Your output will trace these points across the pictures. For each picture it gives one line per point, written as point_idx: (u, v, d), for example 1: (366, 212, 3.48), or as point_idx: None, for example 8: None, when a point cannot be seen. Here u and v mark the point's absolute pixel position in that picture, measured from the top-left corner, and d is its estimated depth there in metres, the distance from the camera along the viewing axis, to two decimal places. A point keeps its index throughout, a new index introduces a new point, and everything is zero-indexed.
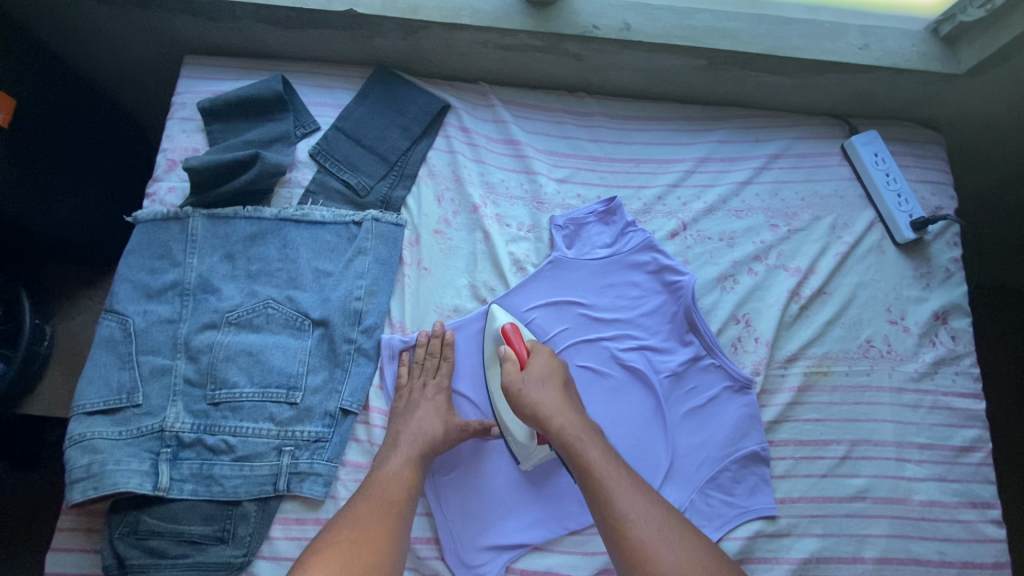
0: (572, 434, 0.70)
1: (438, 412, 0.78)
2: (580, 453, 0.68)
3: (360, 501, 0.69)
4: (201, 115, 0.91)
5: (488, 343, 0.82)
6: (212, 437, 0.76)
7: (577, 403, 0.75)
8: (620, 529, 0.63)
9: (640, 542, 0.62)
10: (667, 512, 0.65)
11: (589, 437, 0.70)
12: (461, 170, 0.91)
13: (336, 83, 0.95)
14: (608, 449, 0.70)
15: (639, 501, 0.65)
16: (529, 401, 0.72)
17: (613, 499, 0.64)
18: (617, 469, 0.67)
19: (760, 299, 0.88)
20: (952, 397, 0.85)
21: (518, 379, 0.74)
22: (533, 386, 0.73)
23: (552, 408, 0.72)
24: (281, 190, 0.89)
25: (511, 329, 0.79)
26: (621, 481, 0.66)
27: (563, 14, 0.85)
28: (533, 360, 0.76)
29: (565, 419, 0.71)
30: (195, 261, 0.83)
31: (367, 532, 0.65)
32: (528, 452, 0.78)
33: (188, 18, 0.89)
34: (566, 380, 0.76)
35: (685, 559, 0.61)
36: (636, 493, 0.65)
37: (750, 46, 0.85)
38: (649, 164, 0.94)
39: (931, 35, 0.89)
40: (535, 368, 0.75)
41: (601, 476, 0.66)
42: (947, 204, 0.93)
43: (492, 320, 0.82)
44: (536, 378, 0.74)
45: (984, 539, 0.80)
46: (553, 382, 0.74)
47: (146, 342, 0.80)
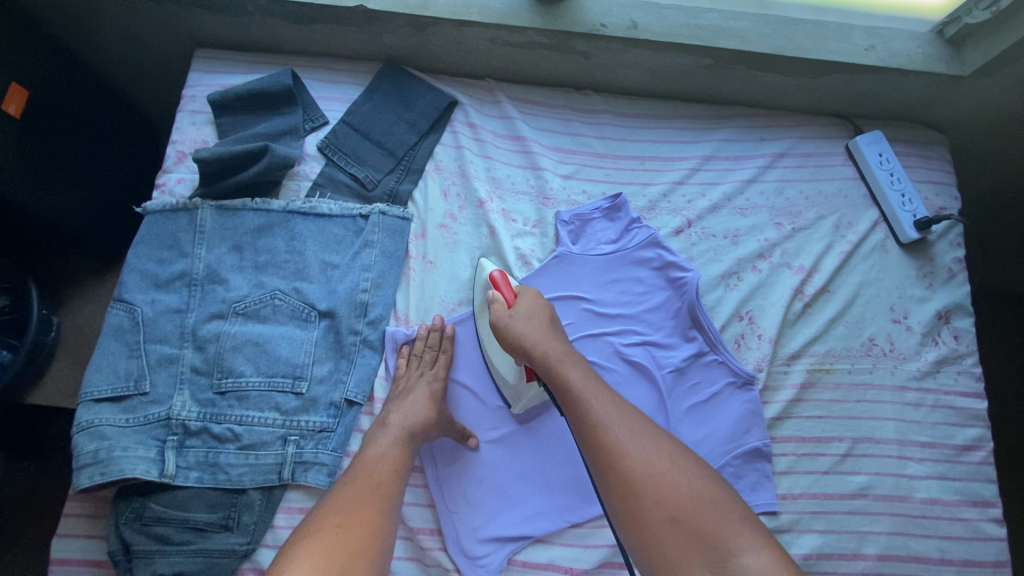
0: (553, 358, 0.69)
1: (428, 395, 0.77)
2: (560, 372, 0.67)
3: (347, 487, 0.66)
4: (211, 108, 0.92)
5: (479, 292, 0.84)
6: (218, 425, 0.77)
7: (562, 336, 0.74)
8: (595, 436, 0.61)
9: (615, 447, 0.60)
10: (648, 425, 0.63)
11: (571, 360, 0.69)
12: (468, 165, 0.92)
13: (345, 79, 0.96)
14: (588, 372, 0.69)
15: (618, 412, 0.63)
16: (513, 332, 0.72)
17: (589, 408, 0.63)
18: (596, 386, 0.66)
19: (764, 297, 0.88)
20: (954, 396, 0.85)
21: (504, 316, 0.73)
22: (515, 317, 0.73)
23: (535, 338, 0.71)
24: (290, 183, 0.90)
25: (499, 275, 0.78)
26: (598, 393, 0.65)
27: (571, 12, 0.86)
28: (520, 301, 0.75)
29: (548, 345, 0.70)
30: (203, 252, 0.84)
31: (354, 514, 0.63)
32: (518, 395, 0.80)
33: (200, 12, 0.90)
34: (553, 318, 0.75)
35: (663, 465, 0.59)
36: (614, 406, 0.64)
37: (757, 46, 0.86)
38: (654, 162, 0.95)
39: (936, 38, 0.90)
40: (523, 305, 0.74)
41: (578, 390, 0.65)
42: (950, 205, 0.93)
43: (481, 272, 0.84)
44: (520, 312, 0.73)
45: (986, 537, 0.80)
46: (538, 318, 0.73)
47: (154, 331, 0.80)
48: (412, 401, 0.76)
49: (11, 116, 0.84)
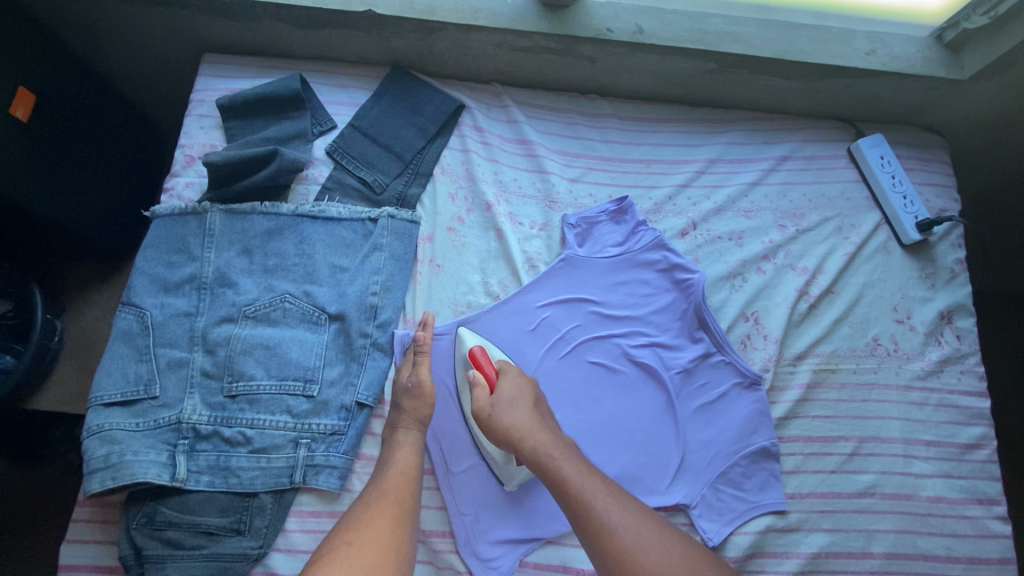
0: (544, 450, 0.71)
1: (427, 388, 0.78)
2: (555, 468, 0.69)
3: (361, 505, 0.69)
4: (219, 112, 0.92)
5: (458, 368, 0.82)
6: (229, 429, 0.77)
7: (549, 419, 0.76)
8: (603, 538, 0.65)
9: (625, 550, 0.64)
10: (644, 511, 0.69)
11: (562, 452, 0.71)
12: (475, 169, 0.93)
13: (352, 83, 0.97)
14: (581, 462, 0.71)
15: (618, 506, 0.67)
16: (502, 421, 0.73)
17: (593, 507, 0.66)
18: (591, 479, 0.69)
19: (769, 298, 0.89)
20: (957, 395, 0.86)
21: (491, 404, 0.75)
22: (503, 408, 0.74)
23: (524, 429, 0.73)
24: (298, 187, 0.91)
25: (477, 351, 0.79)
26: (597, 488, 0.68)
27: (578, 17, 0.87)
28: (501, 382, 0.77)
29: (537, 438, 0.72)
30: (212, 255, 0.84)
31: (371, 531, 0.66)
32: (507, 471, 0.78)
33: (208, 17, 0.91)
34: (536, 398, 0.77)
35: (668, 555, 0.65)
36: (613, 498, 0.68)
37: (759, 51, 0.87)
38: (659, 165, 0.96)
39: (935, 42, 0.91)
40: (504, 391, 0.76)
41: (577, 490, 0.68)
42: (951, 206, 0.95)
43: (459, 345, 0.82)
44: (506, 398, 0.75)
45: (991, 535, 0.81)
46: (522, 403, 0.75)
47: (164, 335, 0.80)
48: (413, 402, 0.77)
49: (19, 120, 0.84)
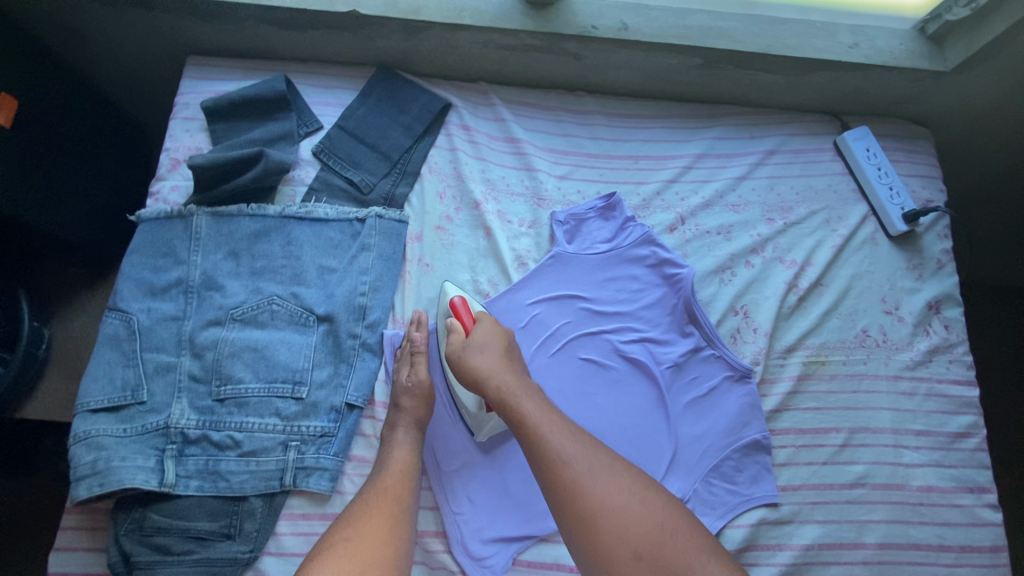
0: (506, 389, 0.71)
1: (422, 388, 0.78)
2: (515, 407, 0.69)
3: (361, 503, 0.69)
4: (204, 115, 0.92)
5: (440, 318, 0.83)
6: (217, 433, 0.76)
7: (518, 364, 0.75)
8: (555, 474, 0.63)
9: (577, 487, 0.62)
10: (605, 454, 0.66)
11: (526, 391, 0.71)
12: (463, 167, 0.93)
13: (338, 83, 0.96)
14: (543, 403, 0.70)
15: (575, 444, 0.65)
16: (469, 361, 0.74)
17: (549, 444, 0.65)
18: (550, 415, 0.68)
19: (758, 291, 0.89)
20: (946, 385, 0.87)
21: (462, 346, 0.76)
22: (471, 348, 0.75)
23: (488, 369, 0.73)
24: (285, 188, 0.90)
25: (459, 302, 0.80)
26: (554, 423, 0.67)
27: (563, 14, 0.87)
28: (476, 327, 0.77)
29: (502, 378, 0.72)
30: (199, 259, 0.84)
31: (369, 531, 0.66)
32: (479, 422, 0.79)
33: (191, 19, 0.90)
34: (509, 345, 0.77)
35: (624, 497, 0.62)
36: (571, 437, 0.66)
37: (745, 46, 0.88)
38: (647, 161, 0.96)
39: (918, 35, 0.92)
40: (477, 336, 0.76)
41: (534, 427, 0.67)
42: (937, 198, 0.95)
43: (443, 298, 0.83)
44: (477, 341, 0.75)
45: (982, 523, 0.81)
46: (492, 347, 0.75)
47: (151, 339, 0.80)
48: (410, 403, 0.77)
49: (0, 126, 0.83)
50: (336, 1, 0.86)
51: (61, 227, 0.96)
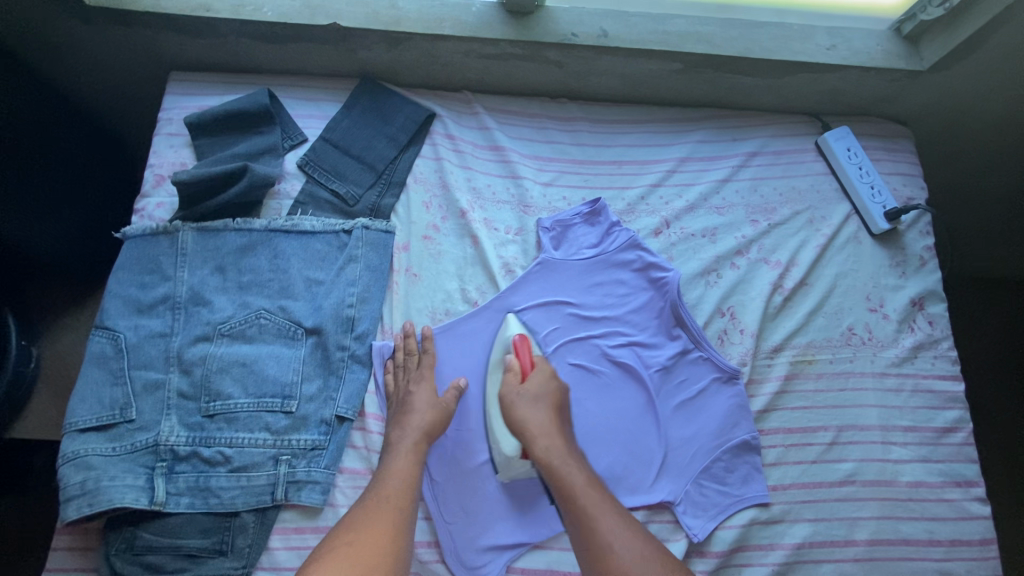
0: (554, 455, 0.73)
1: (428, 402, 0.78)
2: (564, 476, 0.71)
3: (363, 505, 0.69)
4: (188, 130, 0.92)
5: (495, 350, 0.84)
6: (207, 449, 0.76)
7: (566, 427, 0.77)
8: (597, 554, 0.66)
9: (617, 570, 0.64)
10: (645, 538, 0.68)
11: (574, 462, 0.73)
12: (448, 177, 0.93)
13: (322, 96, 0.97)
14: (590, 475, 0.72)
15: (618, 525, 0.68)
16: (519, 415, 0.75)
17: (596, 522, 0.67)
18: (598, 493, 0.70)
19: (744, 292, 0.90)
20: (932, 380, 0.88)
21: (516, 392, 0.77)
22: (524, 401, 0.76)
23: (538, 429, 0.74)
24: (271, 202, 0.90)
25: (520, 341, 0.81)
26: (601, 502, 0.69)
27: (543, 23, 0.88)
28: (532, 377, 0.79)
29: (552, 445, 0.74)
30: (186, 274, 0.84)
31: (371, 536, 0.65)
32: (508, 465, 0.78)
33: (173, 35, 0.91)
34: (561, 405, 0.78)
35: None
36: (614, 517, 0.68)
37: (724, 50, 0.89)
38: (631, 166, 0.97)
39: (894, 35, 0.93)
40: (532, 387, 0.78)
41: (581, 501, 0.69)
42: (918, 195, 0.96)
43: (504, 330, 0.84)
44: (530, 394, 0.77)
45: (970, 517, 0.82)
46: (546, 405, 0.76)
47: (139, 357, 0.80)
48: (421, 416, 0.77)
49: None
50: (317, 14, 0.87)
51: (32, 238, 0.96)
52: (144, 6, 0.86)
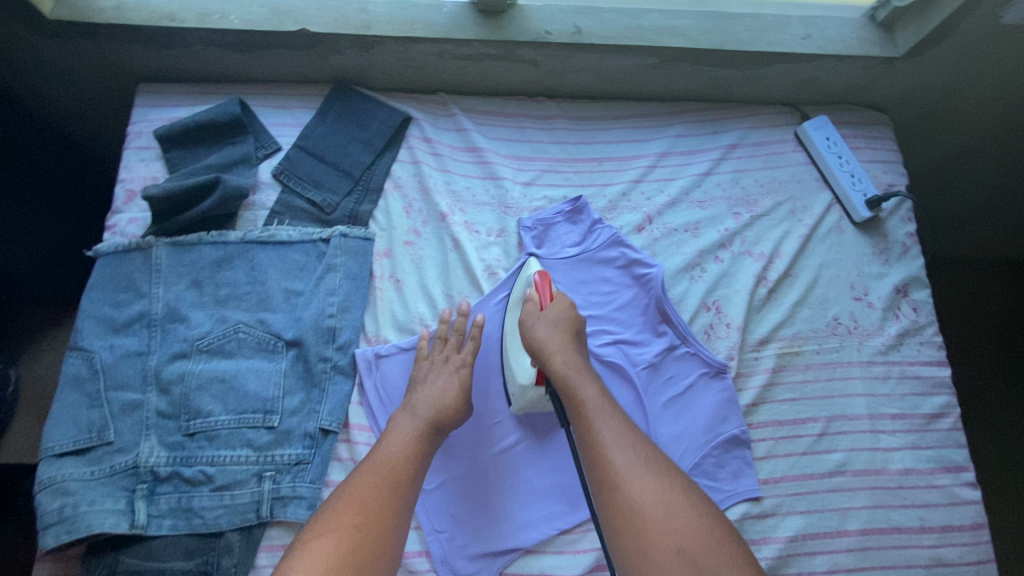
0: (570, 369, 0.71)
1: (455, 387, 0.76)
2: (575, 387, 0.70)
3: (357, 475, 0.67)
4: (158, 143, 0.90)
5: (517, 286, 0.83)
6: (189, 468, 0.74)
7: (583, 349, 0.75)
8: (600, 457, 0.64)
9: (617, 474, 0.63)
10: (652, 451, 0.66)
11: (587, 376, 0.72)
12: (427, 180, 0.92)
13: (295, 103, 0.95)
14: (604, 391, 0.71)
15: (624, 434, 0.66)
16: (535, 335, 0.74)
17: (597, 431, 0.66)
18: (605, 404, 0.69)
19: (729, 286, 0.90)
20: (918, 366, 0.88)
21: (536, 316, 0.76)
22: (541, 322, 0.75)
23: (555, 345, 0.73)
24: (246, 213, 0.89)
25: (540, 277, 0.79)
26: (606, 412, 0.68)
27: (516, 22, 0.87)
28: (553, 304, 0.77)
29: (567, 358, 0.72)
30: (161, 291, 0.82)
31: (366, 510, 0.63)
32: (522, 395, 0.77)
33: (138, 46, 0.89)
34: (579, 331, 0.76)
35: (664, 497, 0.61)
36: (621, 426, 0.67)
37: (699, 42, 0.88)
38: (611, 162, 0.96)
39: (869, 22, 0.92)
40: (552, 312, 0.76)
41: (592, 411, 0.68)
42: (898, 181, 0.96)
43: (527, 270, 0.84)
44: (549, 319, 0.75)
45: (961, 502, 0.82)
46: (563, 326, 0.75)
47: (115, 377, 0.78)
48: (449, 399, 0.75)
49: None
50: (285, 20, 0.85)
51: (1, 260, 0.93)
52: (106, 17, 0.84)
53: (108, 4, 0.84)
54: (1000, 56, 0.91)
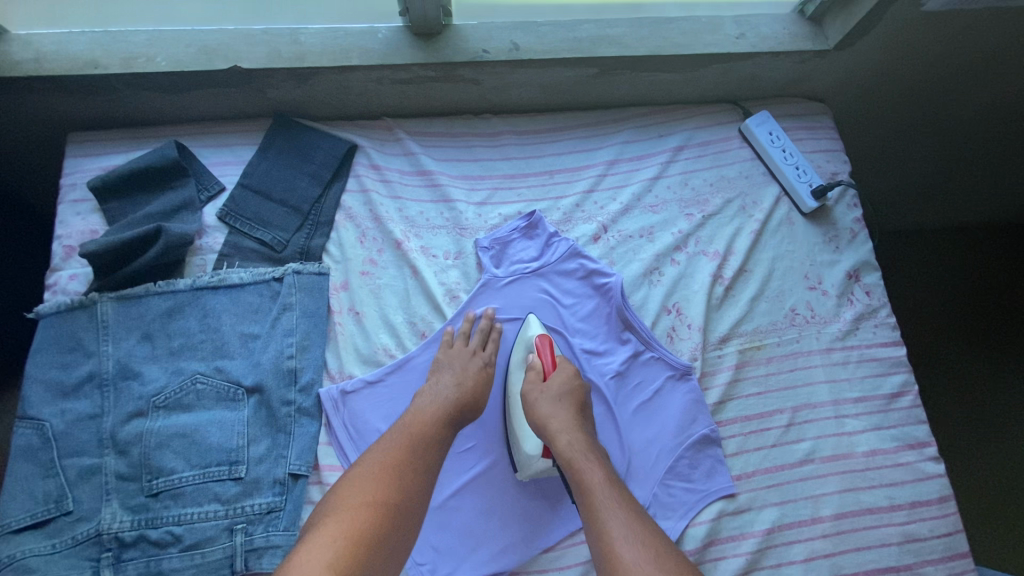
0: (576, 451, 0.72)
1: (475, 368, 0.79)
2: (583, 472, 0.70)
3: (386, 434, 0.71)
4: (94, 194, 0.87)
5: (518, 350, 0.84)
6: (155, 531, 0.72)
7: (589, 429, 0.76)
8: (605, 545, 0.64)
9: (622, 563, 0.62)
10: (658, 539, 0.65)
11: (594, 458, 0.72)
12: (378, 208, 0.91)
13: (236, 140, 0.93)
14: (611, 474, 0.71)
15: (630, 518, 0.66)
16: (540, 413, 0.75)
17: (603, 514, 0.66)
18: (615, 489, 0.69)
19: (687, 287, 0.91)
20: (875, 348, 0.90)
21: (539, 389, 0.77)
22: (547, 398, 0.76)
23: (559, 425, 0.74)
24: (194, 259, 0.86)
25: (543, 340, 0.81)
26: (614, 498, 0.68)
27: (452, 42, 0.87)
28: (556, 372, 0.79)
29: (572, 437, 0.73)
30: (110, 348, 0.79)
31: (390, 465, 0.67)
32: (529, 465, 0.77)
33: (62, 95, 0.85)
34: (582, 404, 0.77)
35: None
36: (627, 511, 0.67)
37: (636, 50, 0.89)
38: (562, 174, 0.96)
39: (799, 17, 0.95)
40: (555, 383, 0.78)
41: (597, 494, 0.68)
42: (842, 169, 0.99)
43: (526, 329, 0.84)
44: (553, 394, 0.76)
45: (926, 477, 0.84)
46: (568, 401, 0.76)
47: (69, 444, 0.75)
48: (473, 383, 0.77)
49: None
50: (215, 58, 0.83)
51: None
52: (24, 69, 0.80)
53: (26, 56, 0.81)
54: (932, 35, 0.92)
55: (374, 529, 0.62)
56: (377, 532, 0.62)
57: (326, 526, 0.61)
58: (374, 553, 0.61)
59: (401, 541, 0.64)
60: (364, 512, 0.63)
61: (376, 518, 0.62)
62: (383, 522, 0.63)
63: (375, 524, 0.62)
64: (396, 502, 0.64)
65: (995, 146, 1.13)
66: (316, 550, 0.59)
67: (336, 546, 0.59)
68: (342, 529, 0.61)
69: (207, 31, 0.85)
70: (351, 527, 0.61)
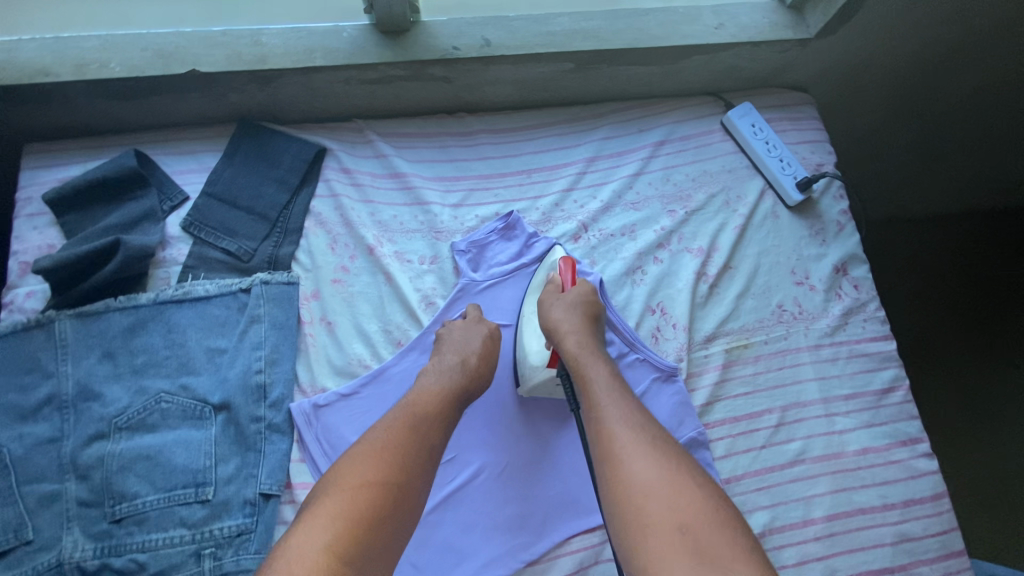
0: (583, 351, 0.71)
1: (480, 333, 0.77)
2: (588, 371, 0.69)
3: (389, 413, 0.67)
4: (50, 207, 0.83)
5: (540, 270, 0.84)
6: (119, 559, 0.69)
7: (599, 337, 0.75)
8: (604, 435, 0.62)
9: (618, 447, 0.60)
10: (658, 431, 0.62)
11: (599, 359, 0.70)
12: (350, 214, 0.87)
13: (200, 147, 0.89)
14: (615, 373, 0.69)
15: (631, 413, 0.63)
16: (553, 317, 0.75)
17: (602, 407, 0.64)
18: (618, 388, 0.67)
19: (671, 285, 0.88)
20: (865, 343, 0.88)
21: (555, 297, 0.77)
22: (561, 303, 0.76)
23: (569, 328, 0.73)
24: (157, 271, 0.83)
25: (567, 259, 0.81)
26: (617, 394, 0.66)
27: (421, 39, 0.83)
28: (574, 287, 0.78)
29: (580, 340, 0.72)
30: (70, 368, 0.76)
31: (394, 442, 0.63)
32: (529, 376, 0.78)
33: (13, 105, 0.82)
34: (595, 316, 0.76)
35: (665, 475, 0.57)
36: (628, 403, 0.64)
37: (612, 43, 0.86)
38: (540, 173, 0.93)
39: (779, 5, 0.92)
40: (570, 294, 0.77)
41: (600, 389, 0.66)
42: (826, 161, 0.96)
43: (551, 253, 0.84)
44: (567, 301, 0.76)
45: (920, 474, 0.82)
46: (580, 309, 0.75)
47: (27, 470, 0.71)
48: (477, 362, 0.74)
49: None
50: (172, 62, 0.80)
51: None
52: None
53: None
54: (926, 16, 0.89)
55: (375, 506, 0.58)
56: (379, 513, 0.57)
57: (324, 503, 0.57)
58: (373, 537, 0.56)
59: (399, 533, 0.59)
60: (365, 489, 0.58)
61: (380, 495, 0.58)
62: (386, 502, 0.58)
63: (378, 501, 0.58)
64: (398, 482, 0.60)
65: (1003, 129, 1.10)
66: (313, 532, 0.55)
67: (334, 528, 0.55)
68: (340, 509, 0.56)
69: (165, 33, 0.82)
70: (351, 506, 0.57)
